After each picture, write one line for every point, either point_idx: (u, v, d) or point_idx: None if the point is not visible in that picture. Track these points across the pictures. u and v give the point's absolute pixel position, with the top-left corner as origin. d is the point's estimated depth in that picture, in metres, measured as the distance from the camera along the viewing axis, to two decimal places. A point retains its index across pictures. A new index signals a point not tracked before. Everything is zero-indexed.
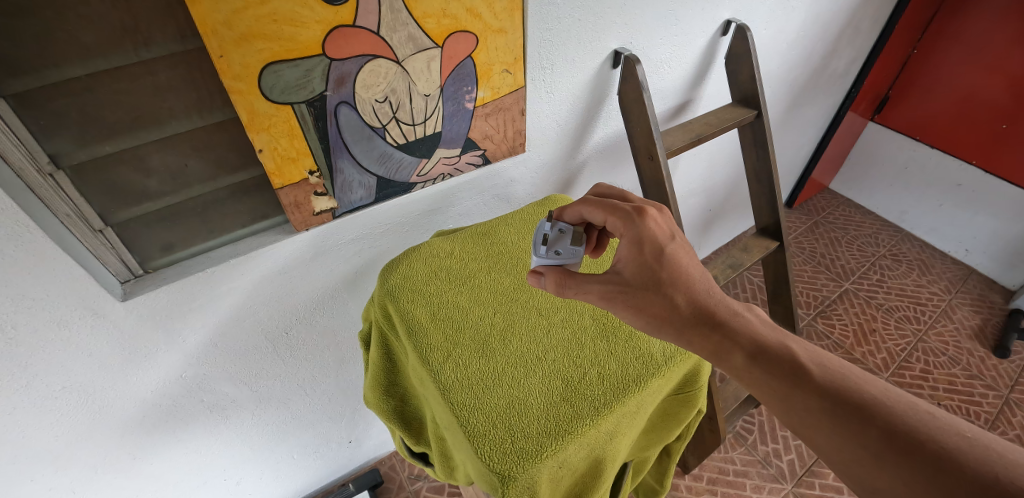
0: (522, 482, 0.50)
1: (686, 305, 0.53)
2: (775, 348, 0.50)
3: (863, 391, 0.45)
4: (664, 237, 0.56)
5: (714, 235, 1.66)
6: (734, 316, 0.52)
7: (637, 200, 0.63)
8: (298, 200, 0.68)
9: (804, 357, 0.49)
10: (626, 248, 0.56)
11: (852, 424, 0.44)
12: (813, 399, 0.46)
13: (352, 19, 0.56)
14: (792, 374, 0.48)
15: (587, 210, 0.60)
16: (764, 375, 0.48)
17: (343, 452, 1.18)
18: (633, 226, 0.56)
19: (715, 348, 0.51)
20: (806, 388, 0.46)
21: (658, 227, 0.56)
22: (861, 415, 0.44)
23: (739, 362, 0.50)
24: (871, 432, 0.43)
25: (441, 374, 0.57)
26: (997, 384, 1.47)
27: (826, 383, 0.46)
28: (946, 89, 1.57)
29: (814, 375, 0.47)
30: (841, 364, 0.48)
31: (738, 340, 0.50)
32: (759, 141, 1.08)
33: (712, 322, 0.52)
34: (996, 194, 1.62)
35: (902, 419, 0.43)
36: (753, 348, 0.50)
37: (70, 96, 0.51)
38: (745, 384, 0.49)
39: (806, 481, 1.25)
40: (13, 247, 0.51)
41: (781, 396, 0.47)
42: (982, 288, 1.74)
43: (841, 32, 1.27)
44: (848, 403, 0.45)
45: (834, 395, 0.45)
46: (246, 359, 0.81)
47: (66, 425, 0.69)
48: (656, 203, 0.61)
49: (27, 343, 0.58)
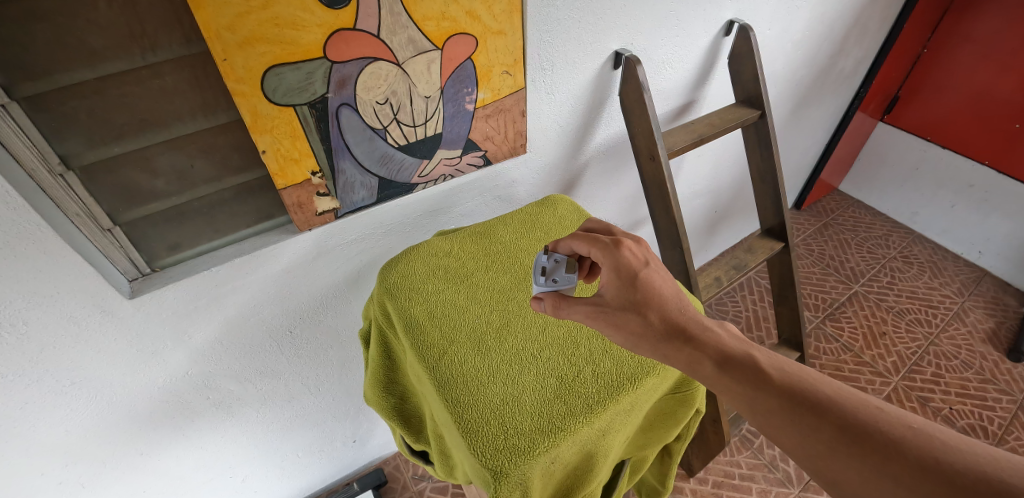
0: (515, 478, 0.50)
1: (659, 322, 0.53)
2: (740, 356, 0.50)
3: (818, 389, 0.46)
4: (638, 265, 0.56)
5: (720, 235, 1.65)
6: (704, 330, 0.52)
7: (619, 233, 0.62)
8: (301, 200, 0.69)
9: (766, 364, 0.49)
10: (607, 276, 0.56)
11: (809, 420, 0.44)
12: (773, 400, 0.46)
13: (353, 23, 0.57)
14: (754, 378, 0.48)
15: (576, 244, 0.59)
16: (733, 381, 0.48)
17: (346, 452, 1.19)
18: (610, 254, 0.56)
19: (687, 360, 0.51)
20: (767, 390, 0.47)
21: (632, 256, 0.56)
22: (816, 411, 0.44)
23: (709, 372, 0.49)
24: (825, 426, 0.43)
25: (436, 368, 0.58)
26: (1011, 389, 1.44)
27: (784, 384, 0.47)
28: (958, 88, 1.55)
29: (774, 378, 0.47)
30: (797, 366, 0.49)
31: (707, 351, 0.51)
32: (763, 141, 1.07)
33: (684, 337, 0.52)
34: (1009, 195, 1.59)
35: (853, 414, 0.44)
36: (718, 357, 0.50)
37: (80, 99, 0.53)
38: (716, 392, 0.49)
39: (814, 486, 1.23)
40: (25, 245, 0.52)
41: (747, 398, 0.47)
42: (996, 290, 1.71)
43: (848, 31, 1.26)
44: (804, 401, 0.45)
45: (792, 395, 0.46)
46: (250, 358, 0.82)
47: (76, 420, 0.71)
48: (636, 235, 0.61)
49: (38, 339, 0.60)
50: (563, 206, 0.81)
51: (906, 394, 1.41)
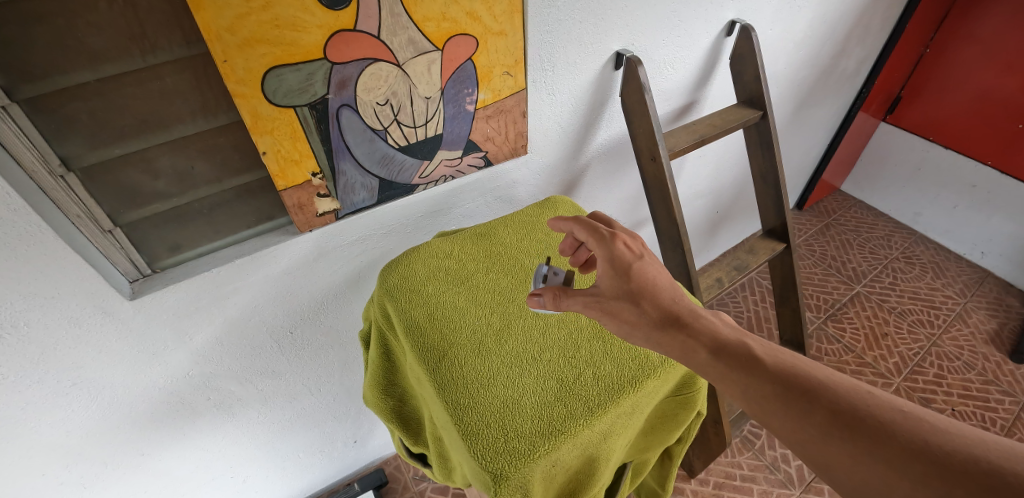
0: (514, 481, 0.50)
1: (653, 311, 0.53)
2: (733, 344, 0.50)
3: (810, 374, 0.46)
4: (632, 257, 0.57)
5: (722, 235, 1.64)
6: (697, 318, 0.53)
7: (618, 227, 0.64)
8: (301, 202, 0.69)
9: (758, 351, 0.49)
10: (602, 266, 0.57)
11: (800, 404, 0.44)
12: (765, 385, 0.46)
13: (353, 23, 0.57)
14: (747, 364, 0.48)
15: (577, 230, 0.62)
16: (725, 368, 0.48)
17: (347, 452, 1.19)
18: (605, 244, 0.58)
19: (680, 347, 0.51)
20: (759, 376, 0.47)
21: (625, 249, 0.58)
22: (808, 397, 0.44)
23: (703, 360, 0.50)
24: (816, 410, 0.43)
25: (436, 370, 0.58)
26: (1014, 390, 1.43)
27: (776, 370, 0.47)
28: (961, 89, 1.54)
29: (767, 364, 0.47)
30: (790, 353, 0.48)
31: (700, 338, 0.51)
32: (764, 142, 1.07)
33: (676, 325, 0.52)
34: (1012, 196, 1.59)
35: (844, 398, 0.43)
36: (712, 345, 0.50)
37: (81, 101, 0.53)
38: (708, 378, 0.49)
39: (816, 487, 1.23)
40: (26, 246, 0.52)
41: (739, 385, 0.47)
42: (999, 291, 1.70)
43: (850, 31, 1.25)
44: (796, 386, 0.45)
45: (784, 381, 0.46)
46: (251, 359, 0.82)
47: (76, 421, 0.71)
48: (629, 229, 0.62)
49: (39, 340, 0.60)
50: (564, 207, 0.81)
51: (908, 395, 1.41)
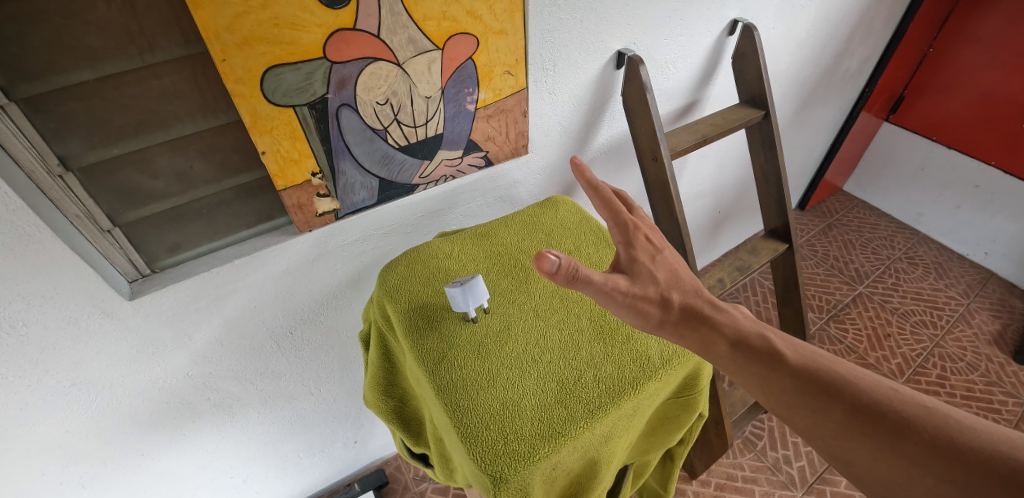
0: (514, 484, 0.50)
1: (677, 304, 0.55)
2: (754, 337, 0.53)
3: (831, 369, 0.49)
4: (654, 248, 0.56)
5: (724, 235, 1.64)
6: (717, 311, 0.55)
7: (635, 210, 0.61)
8: (301, 202, 0.69)
9: (780, 346, 0.51)
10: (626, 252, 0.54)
11: (822, 400, 0.47)
12: (787, 380, 0.49)
13: (352, 22, 0.57)
14: (768, 359, 0.51)
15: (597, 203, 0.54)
16: (747, 362, 0.51)
17: (347, 452, 1.18)
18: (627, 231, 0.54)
19: (702, 341, 0.53)
20: (781, 371, 0.50)
21: (647, 241, 0.56)
22: (829, 392, 0.47)
23: (723, 352, 0.52)
24: (838, 405, 0.46)
25: (435, 372, 0.57)
26: (1018, 391, 1.43)
27: (798, 365, 0.49)
28: (964, 88, 1.53)
29: (789, 359, 0.50)
30: (812, 349, 0.51)
31: (722, 331, 0.53)
32: (766, 142, 1.06)
33: (698, 318, 0.54)
34: (1015, 196, 1.58)
35: (867, 394, 0.46)
36: (734, 337, 0.53)
37: (79, 100, 0.53)
38: (729, 371, 0.53)
39: (817, 489, 1.22)
40: (23, 247, 0.52)
41: (760, 379, 0.50)
42: (1003, 292, 1.70)
43: (852, 30, 1.25)
44: (818, 381, 0.48)
45: (806, 376, 0.48)
46: (251, 359, 0.82)
47: (76, 421, 0.71)
48: (643, 215, 0.61)
49: (38, 340, 0.60)
50: (566, 207, 0.80)
51: None
